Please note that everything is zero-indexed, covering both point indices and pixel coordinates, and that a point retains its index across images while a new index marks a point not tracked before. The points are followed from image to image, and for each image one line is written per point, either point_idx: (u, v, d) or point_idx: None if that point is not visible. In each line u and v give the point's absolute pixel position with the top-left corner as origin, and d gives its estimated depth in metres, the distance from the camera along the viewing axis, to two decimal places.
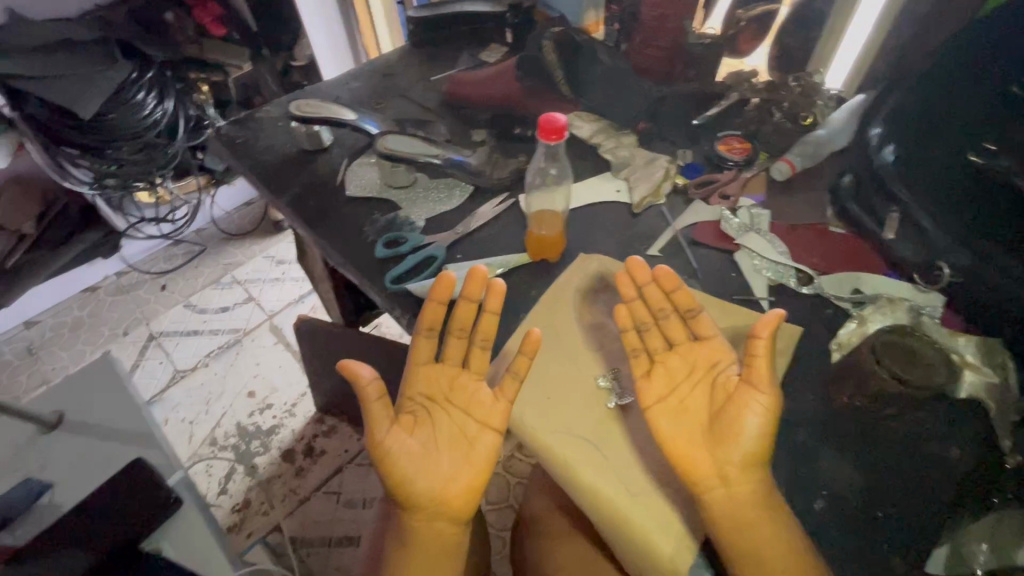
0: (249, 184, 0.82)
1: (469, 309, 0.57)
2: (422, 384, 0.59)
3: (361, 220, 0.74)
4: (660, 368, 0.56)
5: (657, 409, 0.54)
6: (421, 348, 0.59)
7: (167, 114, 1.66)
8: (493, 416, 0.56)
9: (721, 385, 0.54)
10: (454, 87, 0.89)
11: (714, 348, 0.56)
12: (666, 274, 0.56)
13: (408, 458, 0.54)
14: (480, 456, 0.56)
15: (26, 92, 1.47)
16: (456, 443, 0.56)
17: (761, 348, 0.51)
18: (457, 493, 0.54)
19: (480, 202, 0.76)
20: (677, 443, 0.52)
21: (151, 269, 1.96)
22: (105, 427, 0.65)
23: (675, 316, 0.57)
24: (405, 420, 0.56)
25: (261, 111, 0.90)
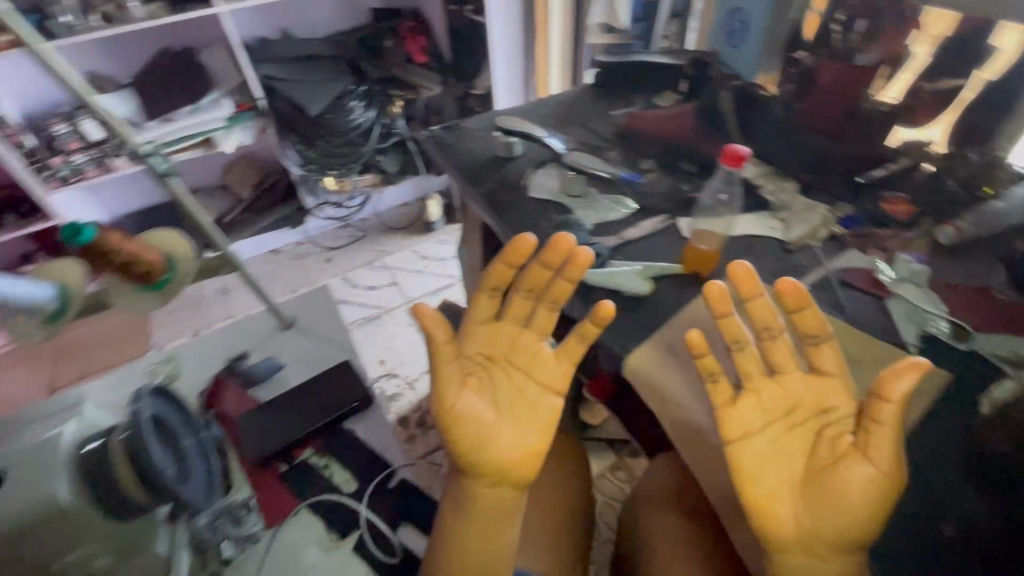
0: (452, 176, 1.01)
1: (543, 273, 0.70)
2: (483, 342, 0.74)
3: (541, 216, 0.89)
4: (753, 396, 0.62)
5: (748, 441, 0.61)
6: (483, 306, 0.74)
7: (367, 119, 2.02)
8: (553, 381, 0.72)
9: (830, 436, 0.59)
10: (632, 121, 1.03)
11: (828, 390, 0.61)
12: (795, 290, 0.59)
13: (477, 424, 0.69)
14: (541, 419, 0.71)
15: (278, 89, 1.90)
16: (520, 404, 0.71)
17: (888, 415, 0.55)
18: (519, 457, 0.69)
19: (643, 218, 0.87)
20: (766, 481, 0.60)
21: (322, 244, 2.30)
22: None
23: (783, 342, 0.62)
24: (471, 381, 0.71)
25: (466, 122, 1.10)
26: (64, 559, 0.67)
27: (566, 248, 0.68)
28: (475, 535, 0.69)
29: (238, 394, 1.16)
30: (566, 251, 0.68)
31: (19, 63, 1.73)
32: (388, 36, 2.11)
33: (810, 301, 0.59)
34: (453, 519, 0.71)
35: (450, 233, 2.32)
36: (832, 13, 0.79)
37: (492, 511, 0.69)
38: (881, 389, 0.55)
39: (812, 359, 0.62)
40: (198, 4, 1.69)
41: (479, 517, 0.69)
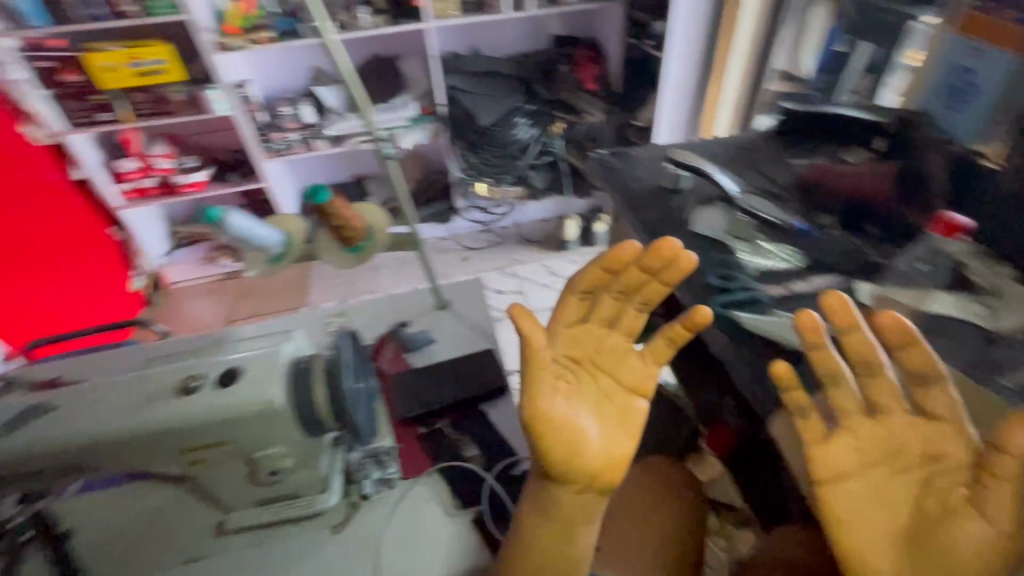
0: (612, 199, 1.03)
1: (642, 275, 0.62)
2: (571, 344, 0.66)
3: (699, 252, 0.88)
4: (848, 435, 0.52)
5: (839, 487, 0.52)
6: (569, 308, 0.66)
7: (529, 136, 2.15)
8: (641, 383, 0.65)
9: (940, 490, 0.47)
10: (814, 172, 0.98)
11: (939, 437, 0.48)
12: (897, 323, 0.48)
13: (565, 427, 0.61)
14: (633, 425, 0.64)
15: (458, 98, 2.10)
16: (609, 408, 0.64)
17: (1010, 471, 0.43)
18: (607, 462, 0.61)
19: (812, 274, 0.83)
20: (858, 532, 0.50)
21: (463, 242, 2.48)
22: (476, 323, 0.98)
23: (887, 379, 0.51)
24: (562, 386, 0.64)
25: (635, 150, 1.13)
26: (262, 451, 0.62)
27: (669, 253, 0.60)
28: (551, 545, 0.61)
29: (394, 358, 0.93)
30: (670, 256, 0.60)
31: (269, 55, 2.13)
32: (564, 62, 2.23)
33: (917, 334, 0.48)
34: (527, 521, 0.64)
35: (582, 254, 2.36)
36: None
37: (573, 517, 0.62)
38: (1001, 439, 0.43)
39: (920, 397, 0.50)
40: (411, 18, 1.94)
41: (557, 525, 0.62)
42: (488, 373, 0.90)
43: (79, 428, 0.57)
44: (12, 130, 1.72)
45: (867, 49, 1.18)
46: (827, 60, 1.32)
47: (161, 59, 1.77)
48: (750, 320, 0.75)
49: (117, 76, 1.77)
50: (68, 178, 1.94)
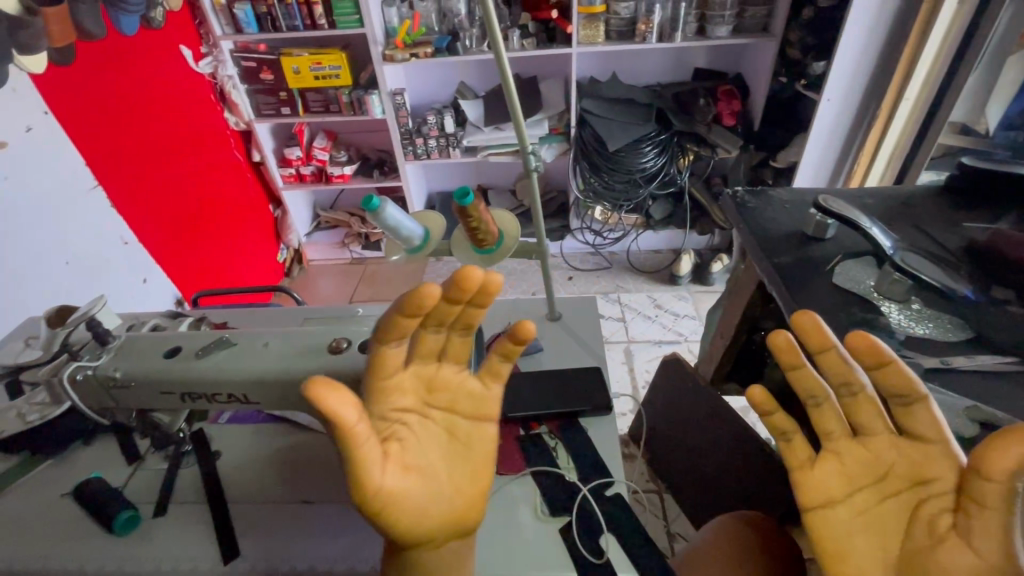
0: (744, 240, 0.99)
1: (456, 304, 0.58)
2: (398, 394, 0.61)
3: (838, 306, 0.81)
4: (833, 459, 0.55)
5: (830, 509, 0.55)
6: (389, 360, 0.59)
7: (655, 165, 2.12)
8: (477, 410, 0.63)
9: (929, 517, 0.51)
10: (991, 238, 0.85)
11: (924, 459, 0.52)
12: (868, 345, 0.51)
13: (407, 490, 0.59)
14: (479, 455, 0.64)
15: (589, 121, 2.14)
16: (452, 446, 0.63)
17: (994, 499, 0.46)
18: (467, 499, 0.63)
19: (977, 352, 0.73)
20: (853, 557, 0.53)
21: (571, 263, 2.50)
22: (581, 338, 0.97)
23: (868, 399, 0.54)
24: (392, 450, 0.59)
25: (774, 192, 1.07)
26: None
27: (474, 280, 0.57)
28: None
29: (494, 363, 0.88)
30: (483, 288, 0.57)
31: (424, 68, 2.34)
32: (703, 94, 2.18)
33: (891, 355, 0.50)
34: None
35: (693, 292, 2.26)
36: None
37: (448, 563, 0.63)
38: (981, 464, 0.46)
39: (903, 420, 0.53)
40: (559, 43, 2.03)
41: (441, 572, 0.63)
42: (591, 390, 0.86)
43: (252, 366, 0.68)
44: (217, 115, 2.07)
45: None
46: None
47: (338, 65, 2.03)
48: None
49: (301, 78, 2.06)
50: (247, 159, 2.28)
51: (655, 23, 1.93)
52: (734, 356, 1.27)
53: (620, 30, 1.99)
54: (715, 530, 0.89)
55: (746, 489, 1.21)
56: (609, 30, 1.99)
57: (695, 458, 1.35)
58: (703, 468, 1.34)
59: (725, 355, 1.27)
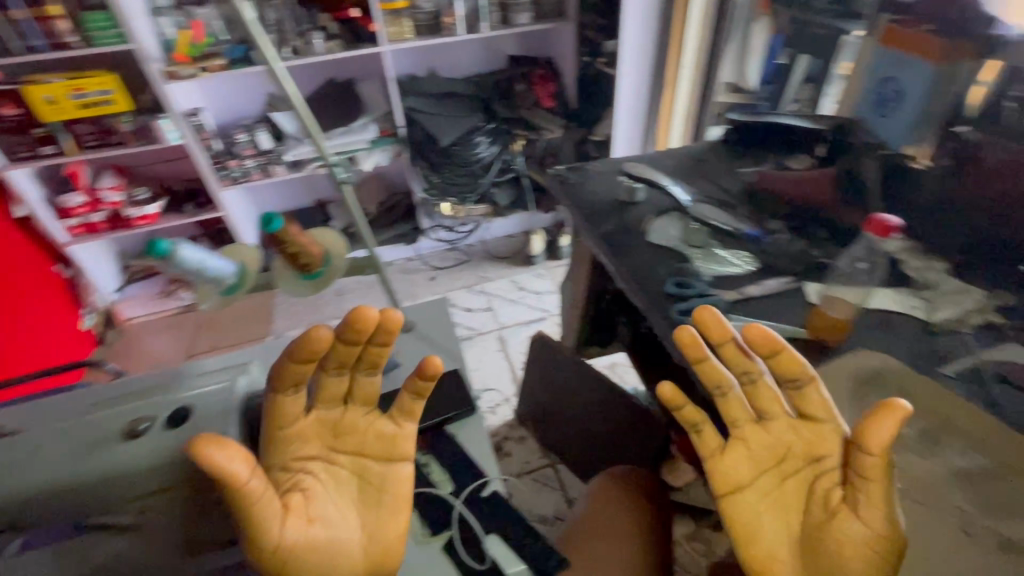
0: (572, 214, 1.05)
1: (353, 347, 0.61)
2: (301, 442, 0.65)
3: (657, 262, 0.90)
4: (742, 445, 0.59)
5: (741, 493, 0.59)
6: (288, 407, 0.64)
7: (490, 155, 2.16)
8: (389, 451, 0.67)
9: (823, 491, 0.55)
10: (761, 182, 1.02)
11: (818, 438, 0.56)
12: (762, 335, 0.53)
13: (311, 541, 0.62)
14: (392, 497, 0.67)
15: (419, 120, 2.11)
16: (364, 491, 0.67)
17: (873, 472, 0.51)
18: (384, 542, 0.66)
19: (763, 277, 0.84)
20: (764, 534, 0.58)
21: (430, 263, 2.46)
22: (439, 343, 0.95)
23: (768, 385, 0.58)
24: (293, 503, 0.63)
25: (590, 165, 1.15)
26: (299, 457, 0.66)
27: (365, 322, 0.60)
28: None
29: None
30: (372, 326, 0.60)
31: (220, 81, 2.09)
32: (520, 81, 2.26)
33: (784, 345, 0.54)
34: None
35: (549, 268, 2.37)
36: (1004, 90, 0.63)
37: None
38: (865, 442, 0.50)
39: (798, 401, 0.57)
40: (367, 42, 1.94)
41: None
42: (454, 393, 0.84)
43: None
44: None
45: (803, 61, 1.18)
46: (769, 72, 1.41)
47: (107, 89, 1.71)
48: None
49: (58, 108, 1.69)
50: (7, 215, 1.84)
51: (459, 15, 1.95)
52: (589, 322, 1.36)
53: (426, 24, 1.96)
54: (589, 492, 0.94)
55: (621, 442, 1.31)
56: (416, 25, 1.96)
57: (573, 425, 1.43)
58: (585, 431, 1.41)
59: (582, 322, 1.35)
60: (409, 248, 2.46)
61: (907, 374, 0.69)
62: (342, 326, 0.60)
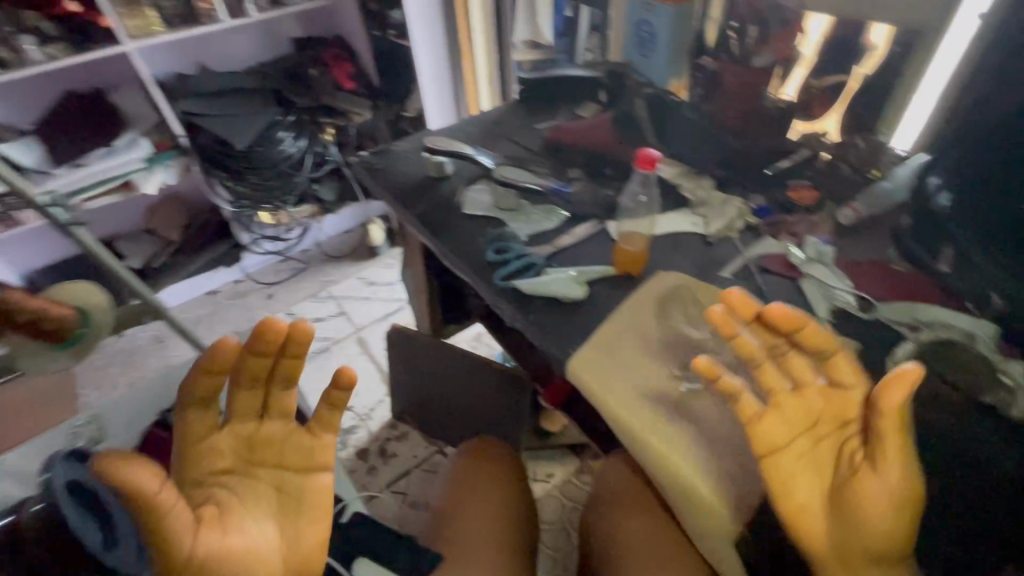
0: (385, 201, 1.00)
1: (265, 356, 0.61)
2: (213, 457, 0.62)
3: (475, 232, 0.89)
4: (777, 411, 0.56)
5: (779, 457, 0.56)
6: (199, 424, 0.62)
7: (300, 150, 1.96)
8: (311, 460, 0.64)
9: (850, 452, 0.55)
10: (557, 134, 1.05)
11: (844, 402, 0.56)
12: (786, 313, 0.53)
13: (230, 550, 0.56)
14: (317, 505, 0.63)
15: (200, 125, 1.79)
16: (283, 500, 0.63)
17: (890, 427, 0.52)
18: (308, 548, 0.62)
19: (573, 226, 0.88)
20: (798, 495, 0.56)
21: (263, 280, 2.21)
22: None
23: (796, 355, 0.57)
24: (207, 515, 0.58)
25: (395, 146, 1.10)
26: (210, 470, 0.62)
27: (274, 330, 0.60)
28: None
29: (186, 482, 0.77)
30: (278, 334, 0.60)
31: None
32: (312, 64, 2.07)
33: (807, 320, 0.53)
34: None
35: (396, 255, 2.28)
36: (727, 18, 0.82)
37: None
38: (885, 405, 0.51)
39: (828, 368, 0.57)
40: (103, 43, 1.60)
41: None
42: None
43: None
44: None
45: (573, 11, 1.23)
46: (557, 25, 1.46)
47: None
48: (531, 285, 0.76)
49: None
50: None
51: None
52: (438, 302, 1.33)
53: (177, 13, 1.67)
54: (452, 471, 0.90)
55: (495, 408, 1.35)
56: (163, 14, 1.66)
57: (449, 406, 1.44)
58: (461, 407, 1.42)
59: (430, 304, 1.32)
60: (233, 269, 2.18)
61: (696, 285, 0.74)
62: (253, 336, 0.60)
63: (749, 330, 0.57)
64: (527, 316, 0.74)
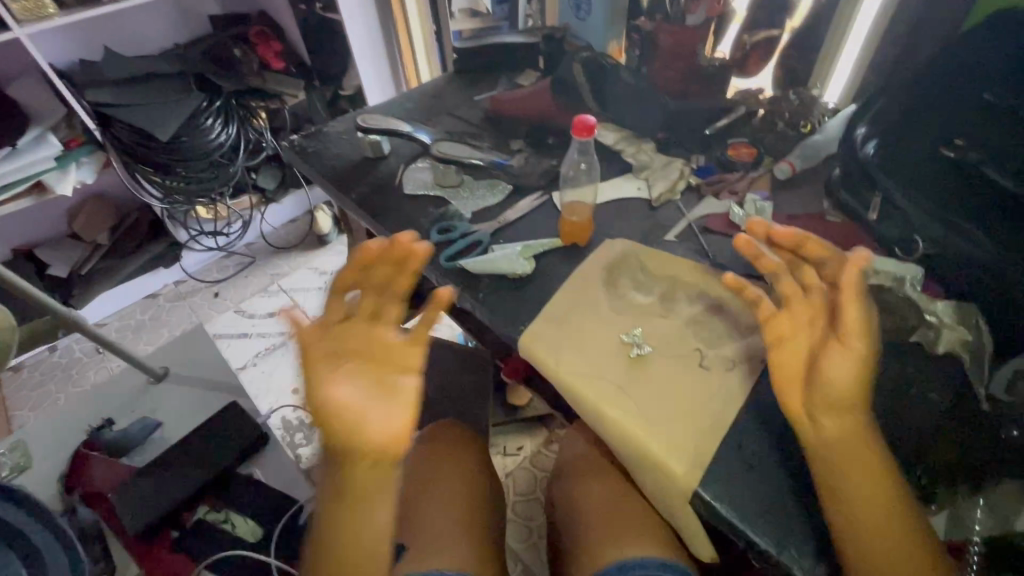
0: (321, 187, 0.95)
1: (389, 267, 0.64)
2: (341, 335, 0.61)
3: (417, 213, 0.86)
4: (789, 309, 0.58)
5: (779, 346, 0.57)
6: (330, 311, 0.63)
7: (230, 137, 1.82)
8: (411, 360, 0.62)
9: (823, 335, 0.56)
10: (496, 104, 1.01)
11: (829, 295, 0.59)
12: (786, 232, 0.61)
13: (341, 405, 0.57)
14: (407, 399, 0.60)
15: (114, 117, 1.64)
16: (383, 387, 0.60)
17: (846, 299, 0.56)
18: (396, 441, 0.58)
19: (517, 199, 0.86)
20: (782, 373, 0.56)
21: (206, 279, 2.09)
22: None
23: (806, 267, 0.61)
24: (334, 369, 0.59)
25: (328, 127, 1.04)
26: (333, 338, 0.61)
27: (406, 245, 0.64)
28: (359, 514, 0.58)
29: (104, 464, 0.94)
30: (408, 250, 0.64)
31: None
32: (236, 44, 1.93)
33: (801, 234, 0.60)
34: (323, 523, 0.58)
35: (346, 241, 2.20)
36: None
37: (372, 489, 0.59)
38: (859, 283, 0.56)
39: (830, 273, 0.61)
40: None
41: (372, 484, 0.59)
42: None
43: None
44: None
45: None
46: None
47: None
48: (477, 263, 0.73)
49: None
50: None
51: None
52: None
53: None
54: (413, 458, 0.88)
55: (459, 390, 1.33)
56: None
57: None
58: None
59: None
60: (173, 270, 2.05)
61: (641, 252, 0.74)
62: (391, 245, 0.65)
63: (767, 249, 0.63)
64: (475, 295, 0.72)
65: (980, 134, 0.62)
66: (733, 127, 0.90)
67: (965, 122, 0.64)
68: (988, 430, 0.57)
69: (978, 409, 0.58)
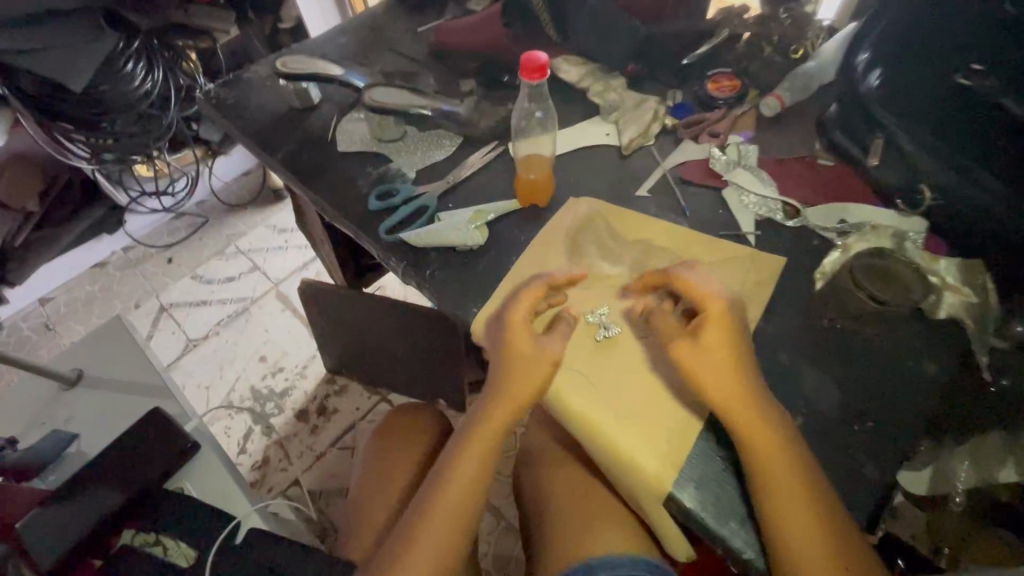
0: (243, 146, 0.81)
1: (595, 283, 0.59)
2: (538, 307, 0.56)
3: (354, 174, 0.74)
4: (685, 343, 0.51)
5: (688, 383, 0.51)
6: (535, 288, 0.56)
7: (158, 85, 1.43)
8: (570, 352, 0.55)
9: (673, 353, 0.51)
10: (442, 36, 0.86)
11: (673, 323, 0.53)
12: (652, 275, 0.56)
13: (527, 364, 0.52)
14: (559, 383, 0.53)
15: (15, 67, 1.25)
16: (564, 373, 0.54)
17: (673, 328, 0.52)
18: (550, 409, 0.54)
19: (469, 152, 0.75)
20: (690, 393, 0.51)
21: (157, 244, 1.82)
22: (123, 381, 0.72)
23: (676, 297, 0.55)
24: (526, 328, 0.53)
25: (248, 72, 0.88)
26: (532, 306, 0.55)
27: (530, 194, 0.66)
28: (479, 458, 0.54)
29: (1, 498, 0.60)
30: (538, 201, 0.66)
31: None
32: None
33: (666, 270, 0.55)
34: (427, 490, 0.54)
35: None
36: None
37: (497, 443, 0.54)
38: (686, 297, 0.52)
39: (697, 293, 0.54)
40: None
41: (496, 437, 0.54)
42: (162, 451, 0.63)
43: None
44: None
45: None
46: None
47: None
48: (419, 235, 0.64)
49: None
50: None
51: None
52: (349, 251, 1.18)
53: None
54: (371, 443, 0.83)
55: (428, 353, 1.24)
56: None
57: (387, 358, 1.32)
58: (398, 358, 1.30)
59: (339, 254, 1.17)
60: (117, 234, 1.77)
61: (611, 213, 0.64)
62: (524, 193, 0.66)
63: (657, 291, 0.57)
64: (421, 272, 0.63)
65: (1011, 55, 0.50)
66: (714, 55, 0.78)
67: (980, 42, 0.53)
68: (977, 389, 0.51)
69: (984, 382, 0.51)
